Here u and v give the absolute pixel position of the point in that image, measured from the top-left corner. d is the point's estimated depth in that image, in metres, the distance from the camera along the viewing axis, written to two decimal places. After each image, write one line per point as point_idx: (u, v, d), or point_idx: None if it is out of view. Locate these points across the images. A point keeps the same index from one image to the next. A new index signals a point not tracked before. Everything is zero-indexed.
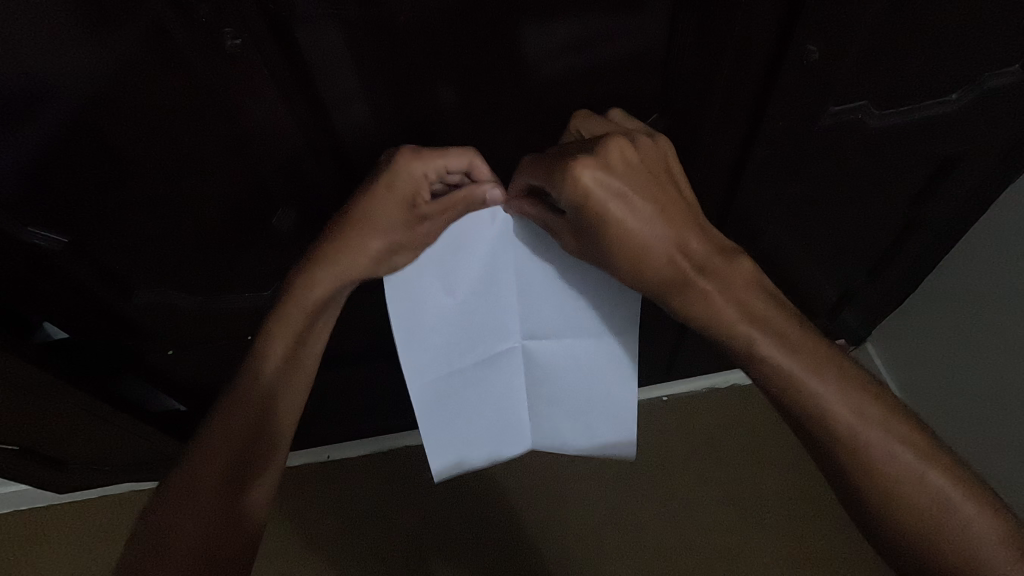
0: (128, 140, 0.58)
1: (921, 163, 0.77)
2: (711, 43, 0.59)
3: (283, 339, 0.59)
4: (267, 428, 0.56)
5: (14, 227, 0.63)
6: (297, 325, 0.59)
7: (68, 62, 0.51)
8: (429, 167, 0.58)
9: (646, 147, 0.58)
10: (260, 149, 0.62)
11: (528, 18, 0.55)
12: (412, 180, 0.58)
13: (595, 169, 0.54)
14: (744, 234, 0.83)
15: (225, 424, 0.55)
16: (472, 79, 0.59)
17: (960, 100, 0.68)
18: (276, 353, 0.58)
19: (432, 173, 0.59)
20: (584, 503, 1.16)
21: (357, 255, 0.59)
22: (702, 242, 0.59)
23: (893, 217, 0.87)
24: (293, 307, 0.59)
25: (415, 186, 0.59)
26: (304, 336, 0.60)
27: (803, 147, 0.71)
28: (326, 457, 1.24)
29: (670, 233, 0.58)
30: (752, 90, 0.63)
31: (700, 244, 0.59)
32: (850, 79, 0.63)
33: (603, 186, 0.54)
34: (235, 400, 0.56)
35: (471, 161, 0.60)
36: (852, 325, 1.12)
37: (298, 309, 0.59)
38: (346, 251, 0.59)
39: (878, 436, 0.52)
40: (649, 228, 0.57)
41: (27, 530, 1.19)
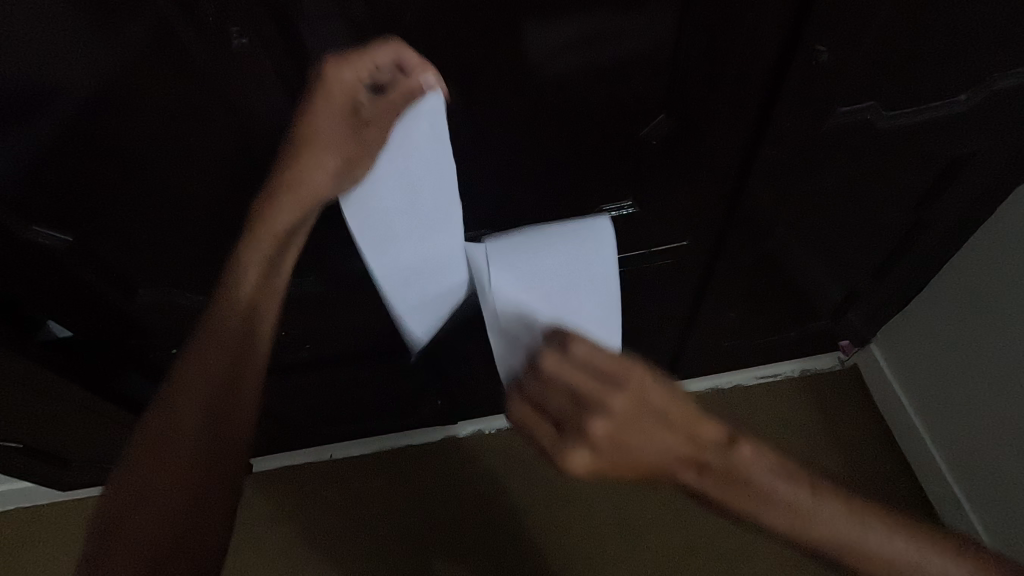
0: (133, 140, 0.58)
1: (929, 165, 0.77)
2: (718, 44, 0.58)
3: (244, 281, 0.55)
4: (234, 388, 0.53)
5: (20, 227, 0.63)
6: (258, 260, 0.56)
7: (75, 63, 0.51)
8: (360, 71, 0.51)
9: (618, 403, 0.47)
10: (266, 149, 0.62)
11: (535, 18, 0.55)
12: (344, 88, 0.52)
13: (590, 453, 0.47)
14: (750, 235, 0.83)
15: (186, 389, 0.52)
16: (479, 79, 0.59)
17: (968, 102, 0.67)
18: (239, 297, 0.55)
19: (365, 76, 0.52)
20: (588, 504, 1.16)
21: (314, 179, 0.56)
22: (675, 428, 0.49)
23: (900, 219, 0.86)
24: (260, 239, 0.56)
25: (350, 91, 0.52)
26: (270, 269, 0.56)
27: (808, 149, 0.70)
28: (329, 456, 1.24)
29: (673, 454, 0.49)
30: (759, 90, 0.63)
31: (713, 434, 0.49)
32: (858, 80, 0.63)
33: (609, 461, 0.48)
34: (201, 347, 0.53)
35: (396, 54, 0.51)
36: (856, 326, 1.12)
37: (263, 234, 0.56)
38: (305, 169, 0.55)
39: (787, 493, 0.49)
40: (657, 457, 0.49)
41: (32, 527, 1.20)
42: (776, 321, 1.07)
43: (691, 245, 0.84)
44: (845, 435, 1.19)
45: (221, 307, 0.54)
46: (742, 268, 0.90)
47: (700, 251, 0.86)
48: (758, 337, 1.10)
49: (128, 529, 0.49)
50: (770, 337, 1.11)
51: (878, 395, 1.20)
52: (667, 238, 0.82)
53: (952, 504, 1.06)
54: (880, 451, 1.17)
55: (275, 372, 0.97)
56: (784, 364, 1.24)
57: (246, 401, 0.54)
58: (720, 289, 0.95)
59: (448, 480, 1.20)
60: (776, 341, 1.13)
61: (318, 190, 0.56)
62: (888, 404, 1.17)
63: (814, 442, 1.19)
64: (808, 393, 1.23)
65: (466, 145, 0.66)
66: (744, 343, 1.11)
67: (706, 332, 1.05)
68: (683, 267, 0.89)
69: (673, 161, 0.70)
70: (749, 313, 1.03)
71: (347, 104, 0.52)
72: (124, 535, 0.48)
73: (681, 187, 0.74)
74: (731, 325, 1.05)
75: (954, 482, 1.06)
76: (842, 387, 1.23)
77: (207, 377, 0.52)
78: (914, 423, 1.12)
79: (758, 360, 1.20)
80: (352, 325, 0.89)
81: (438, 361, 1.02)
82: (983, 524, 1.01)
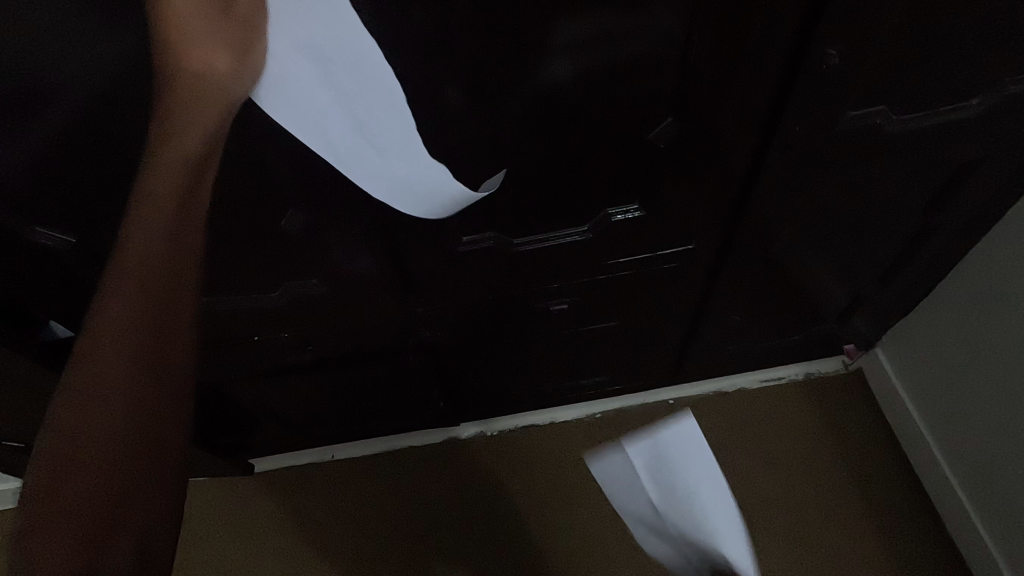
0: (135, 140, 0.58)
1: (937, 169, 0.76)
2: (726, 46, 0.58)
3: (153, 208, 0.47)
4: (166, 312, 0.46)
5: (21, 228, 0.63)
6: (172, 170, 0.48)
7: (76, 64, 0.51)
8: None
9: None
10: (269, 150, 0.61)
11: (541, 19, 0.54)
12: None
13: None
14: (756, 239, 0.83)
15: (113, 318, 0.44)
16: (483, 81, 0.58)
17: (979, 106, 0.67)
18: (151, 223, 0.46)
19: None
20: (591, 508, 1.16)
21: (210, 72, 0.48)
22: None
23: (908, 223, 0.86)
24: (169, 164, 0.48)
25: None
26: (186, 196, 0.48)
27: (817, 152, 0.70)
28: (331, 456, 1.24)
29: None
30: (768, 93, 0.62)
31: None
32: (868, 83, 0.62)
33: None
34: (121, 284, 0.45)
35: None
36: (863, 330, 1.11)
37: (176, 154, 0.48)
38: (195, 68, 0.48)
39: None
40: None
41: None
42: (781, 324, 1.06)
43: (697, 248, 0.84)
44: (849, 439, 1.18)
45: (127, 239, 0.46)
46: (747, 272, 0.90)
47: (705, 254, 0.86)
48: (763, 340, 1.10)
49: (50, 521, 0.38)
50: (775, 340, 1.10)
51: (883, 399, 1.19)
52: (673, 241, 0.82)
53: (958, 509, 1.05)
54: (885, 455, 1.16)
55: (278, 373, 0.97)
56: (788, 366, 1.24)
57: (179, 333, 0.46)
58: (725, 292, 0.94)
59: (450, 482, 1.20)
60: (780, 344, 1.12)
61: (221, 93, 0.49)
62: (893, 409, 1.17)
63: (818, 445, 1.18)
64: (812, 396, 1.23)
65: (471, 148, 0.65)
66: (748, 347, 1.11)
67: (710, 335, 1.05)
68: (689, 270, 0.89)
69: (679, 164, 0.70)
70: (754, 316, 1.02)
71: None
72: (58, 507, 0.39)
73: (686, 190, 0.74)
74: (736, 328, 1.05)
75: (959, 488, 1.05)
76: (847, 391, 1.23)
77: (131, 320, 0.44)
78: (918, 427, 1.11)
79: (763, 363, 1.20)
80: (356, 327, 0.89)
81: (442, 363, 1.01)
82: (989, 531, 1.00)
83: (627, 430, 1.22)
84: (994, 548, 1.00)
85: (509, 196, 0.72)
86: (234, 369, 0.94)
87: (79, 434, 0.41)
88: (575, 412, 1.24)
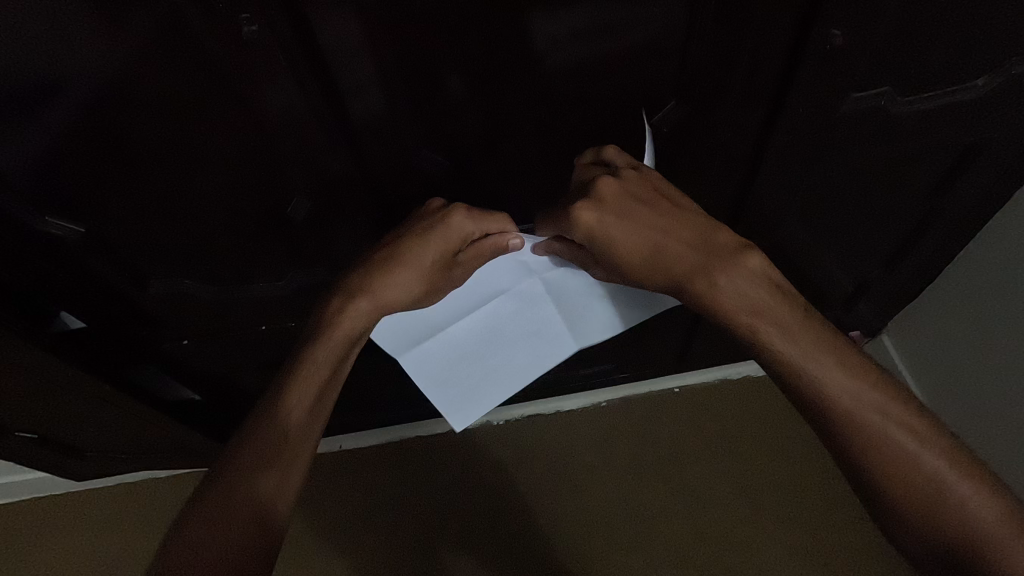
0: (143, 131, 0.58)
1: (943, 150, 0.76)
2: (729, 30, 0.58)
3: (330, 345, 0.60)
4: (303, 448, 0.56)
5: (31, 218, 0.64)
6: (337, 341, 0.60)
7: (84, 54, 0.51)
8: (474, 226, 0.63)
9: (631, 173, 0.59)
10: (272, 136, 0.61)
11: (544, 8, 0.54)
12: (437, 248, 0.62)
13: (597, 208, 0.58)
14: (761, 222, 0.82)
15: (273, 427, 0.55)
16: (486, 70, 0.59)
17: (986, 86, 0.66)
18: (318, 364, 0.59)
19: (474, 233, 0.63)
20: (597, 495, 1.15)
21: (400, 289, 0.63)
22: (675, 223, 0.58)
23: (914, 205, 0.85)
24: (332, 334, 0.60)
25: (458, 237, 0.63)
26: (329, 379, 0.59)
27: (821, 136, 0.70)
28: (339, 447, 1.23)
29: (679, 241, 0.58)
30: (771, 76, 0.62)
31: (723, 240, 0.58)
32: (871, 66, 0.62)
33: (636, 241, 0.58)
34: (259, 444, 0.54)
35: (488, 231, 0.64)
36: (869, 316, 1.11)
37: (341, 331, 0.61)
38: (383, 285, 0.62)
39: (968, 487, 0.46)
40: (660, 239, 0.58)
41: (51, 515, 1.23)
42: None
43: None
44: None
45: (272, 420, 0.56)
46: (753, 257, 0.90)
47: None
48: None
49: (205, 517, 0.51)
50: None
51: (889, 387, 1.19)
52: None
53: None
54: None
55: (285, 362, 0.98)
56: None
57: (293, 458, 0.55)
58: None
59: (453, 471, 1.19)
60: None
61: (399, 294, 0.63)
62: None
63: None
64: None
65: (474, 135, 0.65)
66: None
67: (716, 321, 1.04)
68: None
69: (682, 147, 0.70)
70: None
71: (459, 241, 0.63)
72: (206, 519, 0.51)
73: (690, 176, 0.74)
74: None
75: None
76: None
77: (284, 468, 0.54)
78: None
79: None
80: None
81: None
82: None
83: (632, 418, 1.21)
84: None
85: (510, 185, 0.72)
86: (241, 357, 0.94)
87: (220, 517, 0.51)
88: (579, 403, 1.23)
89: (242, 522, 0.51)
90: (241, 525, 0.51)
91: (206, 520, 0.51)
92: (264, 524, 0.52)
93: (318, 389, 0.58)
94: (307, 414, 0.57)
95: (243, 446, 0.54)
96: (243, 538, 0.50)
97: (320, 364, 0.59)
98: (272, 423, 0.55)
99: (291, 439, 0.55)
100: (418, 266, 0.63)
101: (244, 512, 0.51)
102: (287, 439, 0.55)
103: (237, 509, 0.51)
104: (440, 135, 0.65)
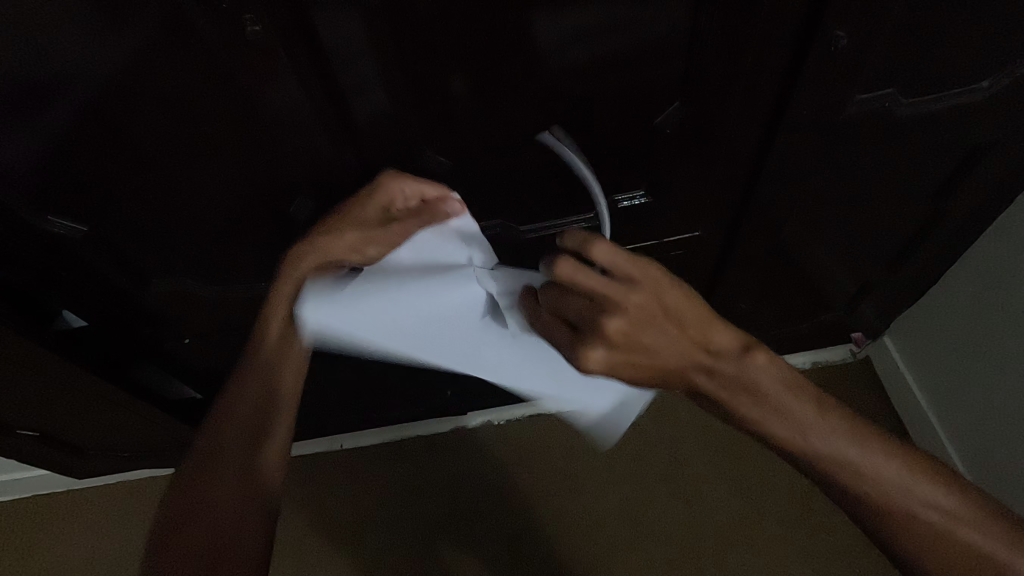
0: (146, 130, 0.58)
1: (947, 153, 0.76)
2: (734, 30, 0.58)
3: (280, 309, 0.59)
4: (274, 413, 0.58)
5: (34, 216, 0.64)
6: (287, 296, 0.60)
7: (87, 53, 0.51)
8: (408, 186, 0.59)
9: (637, 302, 0.41)
10: (275, 135, 0.61)
11: (548, 8, 0.54)
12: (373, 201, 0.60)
13: (608, 350, 0.43)
14: (764, 224, 0.82)
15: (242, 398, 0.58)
16: (489, 70, 0.59)
17: (990, 88, 0.66)
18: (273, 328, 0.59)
19: (409, 192, 0.59)
20: (597, 495, 1.15)
21: (337, 245, 0.59)
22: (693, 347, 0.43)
23: (917, 207, 0.85)
24: (282, 290, 0.60)
25: (392, 195, 0.59)
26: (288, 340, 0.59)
27: (825, 138, 0.69)
28: (339, 446, 1.23)
29: (686, 355, 0.43)
30: (776, 77, 0.62)
31: (726, 341, 0.42)
32: (875, 68, 0.62)
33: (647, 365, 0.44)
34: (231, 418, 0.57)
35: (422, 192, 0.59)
36: (871, 318, 1.11)
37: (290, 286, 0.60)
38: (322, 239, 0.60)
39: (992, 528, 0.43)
40: (676, 369, 0.44)
41: (52, 513, 1.23)
42: (789, 312, 1.06)
43: (703, 235, 0.84)
44: None
45: (239, 393, 0.58)
46: (755, 258, 0.89)
47: (713, 239, 0.85)
48: (769, 328, 1.10)
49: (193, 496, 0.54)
50: (782, 329, 1.10)
51: (891, 388, 1.18)
52: (681, 228, 0.82)
53: None
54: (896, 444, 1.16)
55: None
56: (796, 355, 1.23)
57: (267, 427, 0.57)
58: (734, 277, 0.93)
59: (454, 471, 1.19)
60: (787, 333, 1.12)
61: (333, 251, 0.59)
62: (900, 397, 1.16)
63: None
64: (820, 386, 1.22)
65: (477, 135, 0.65)
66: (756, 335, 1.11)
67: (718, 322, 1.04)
68: (698, 255, 0.88)
69: (685, 148, 0.70)
70: (761, 303, 1.02)
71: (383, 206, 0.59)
72: (195, 498, 0.54)
73: (692, 176, 0.74)
74: (743, 315, 1.04)
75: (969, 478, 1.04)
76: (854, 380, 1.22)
77: (258, 437, 0.57)
78: (928, 417, 1.10)
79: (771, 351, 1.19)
80: None
81: None
82: None
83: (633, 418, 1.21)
84: None
85: (513, 185, 0.72)
86: None
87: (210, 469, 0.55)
88: None
89: (229, 496, 0.54)
90: (228, 498, 0.54)
91: (194, 498, 0.54)
92: (250, 492, 0.55)
93: (278, 352, 0.59)
94: (271, 379, 0.58)
95: (218, 422, 0.57)
96: (231, 510, 0.53)
97: (274, 330, 0.59)
98: (239, 394, 0.58)
99: (261, 407, 0.58)
100: (355, 223, 0.60)
101: (228, 485, 0.54)
102: (258, 407, 0.58)
103: (224, 487, 0.54)
104: (443, 136, 0.65)
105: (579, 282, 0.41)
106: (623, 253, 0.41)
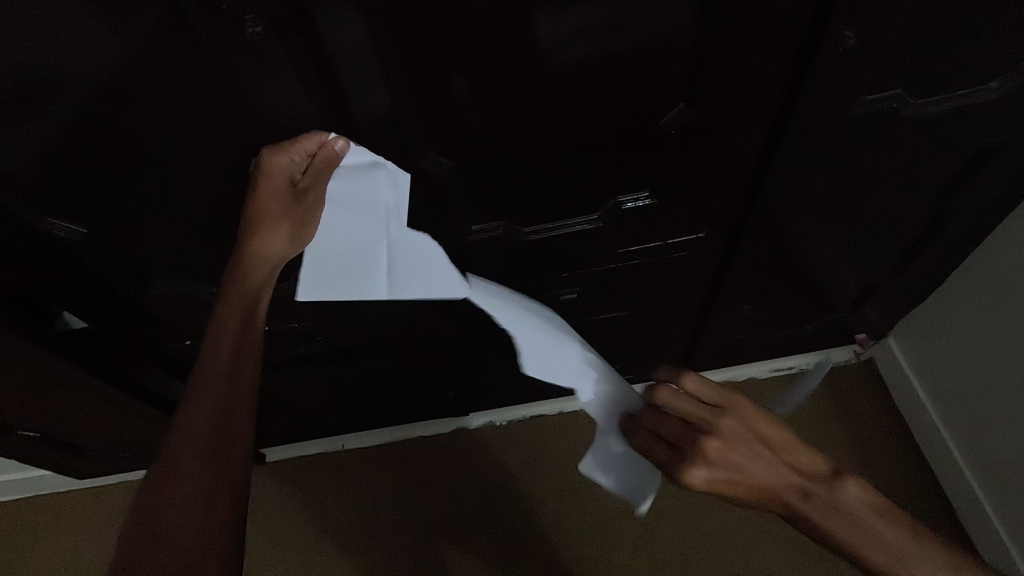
0: (145, 130, 0.58)
1: (953, 154, 0.75)
2: (740, 30, 0.57)
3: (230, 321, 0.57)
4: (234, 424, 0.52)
5: (33, 217, 0.63)
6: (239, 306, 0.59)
7: (84, 52, 0.50)
8: (292, 154, 0.60)
9: (729, 425, 0.48)
10: (275, 136, 0.60)
11: (551, 7, 0.53)
12: (276, 183, 0.60)
13: (707, 469, 0.46)
14: (767, 225, 0.82)
15: (197, 408, 0.52)
16: (492, 70, 0.58)
17: (999, 88, 0.65)
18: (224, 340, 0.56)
19: (295, 157, 0.60)
20: (599, 496, 1.15)
21: (272, 243, 0.61)
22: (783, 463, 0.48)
23: (923, 209, 0.84)
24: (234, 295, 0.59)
25: (285, 169, 0.60)
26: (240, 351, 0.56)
27: (830, 138, 0.69)
28: (340, 446, 1.23)
29: (783, 475, 0.47)
30: (782, 77, 0.62)
31: (815, 463, 0.48)
32: (883, 68, 0.61)
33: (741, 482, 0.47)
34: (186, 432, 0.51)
35: (304, 149, 0.60)
36: (875, 319, 1.10)
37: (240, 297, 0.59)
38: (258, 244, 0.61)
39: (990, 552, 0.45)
40: (769, 483, 0.47)
41: (51, 512, 1.22)
42: (792, 313, 1.05)
43: (706, 237, 0.83)
44: (862, 430, 1.17)
45: (194, 403, 0.52)
46: (759, 260, 0.89)
47: (717, 241, 0.85)
48: (773, 329, 1.09)
49: (152, 523, 0.46)
50: (785, 330, 1.09)
51: (894, 389, 1.18)
52: (683, 229, 0.81)
53: (975, 507, 1.04)
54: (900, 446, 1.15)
55: (288, 363, 0.97)
56: (800, 356, 1.22)
57: (231, 437, 0.52)
58: (738, 279, 0.93)
59: (455, 472, 1.19)
60: (791, 334, 1.11)
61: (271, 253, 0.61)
62: (903, 399, 1.16)
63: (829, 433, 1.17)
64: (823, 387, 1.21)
65: (479, 136, 0.65)
66: (759, 336, 1.10)
67: (721, 323, 1.04)
68: (701, 257, 0.87)
69: (689, 149, 0.69)
70: (765, 304, 1.01)
71: (286, 182, 0.60)
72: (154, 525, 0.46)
73: (696, 177, 0.73)
74: (746, 316, 1.04)
75: (973, 481, 1.04)
76: (857, 381, 1.22)
77: (217, 450, 0.51)
78: (931, 419, 1.10)
79: (774, 352, 1.18)
80: (362, 314, 0.89)
81: (450, 351, 1.01)
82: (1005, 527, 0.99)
83: None
84: (1012, 547, 0.98)
85: (515, 185, 0.72)
86: None
87: (179, 473, 0.49)
88: None
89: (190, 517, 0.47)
90: (190, 520, 0.47)
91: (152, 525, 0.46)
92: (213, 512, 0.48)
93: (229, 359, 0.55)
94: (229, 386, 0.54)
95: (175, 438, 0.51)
96: (194, 535, 0.46)
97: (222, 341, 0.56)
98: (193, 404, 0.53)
99: (220, 415, 0.52)
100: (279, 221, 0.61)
101: (188, 507, 0.47)
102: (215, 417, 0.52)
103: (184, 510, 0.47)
104: (445, 137, 0.64)
105: (675, 406, 0.49)
106: (718, 389, 0.49)
